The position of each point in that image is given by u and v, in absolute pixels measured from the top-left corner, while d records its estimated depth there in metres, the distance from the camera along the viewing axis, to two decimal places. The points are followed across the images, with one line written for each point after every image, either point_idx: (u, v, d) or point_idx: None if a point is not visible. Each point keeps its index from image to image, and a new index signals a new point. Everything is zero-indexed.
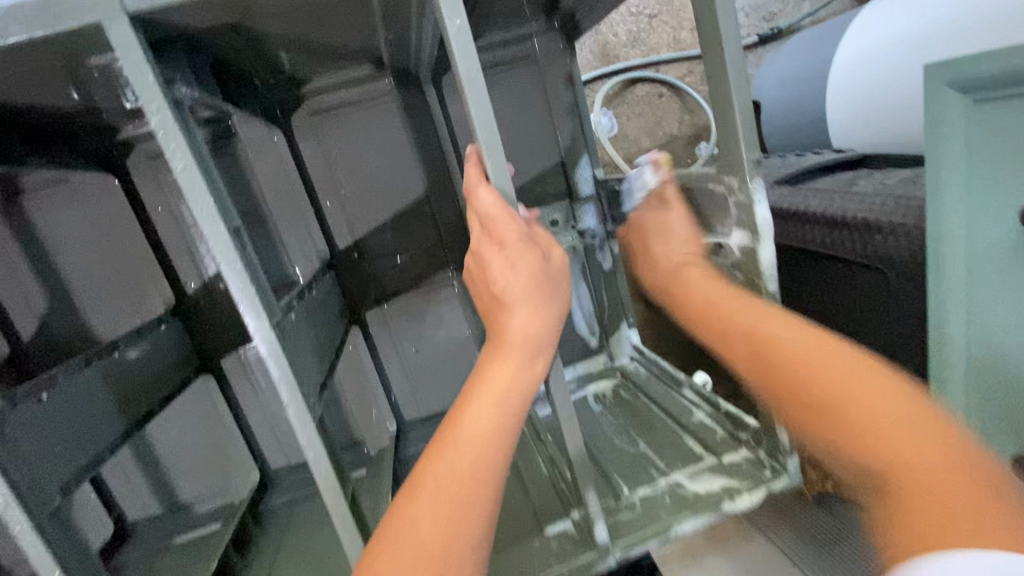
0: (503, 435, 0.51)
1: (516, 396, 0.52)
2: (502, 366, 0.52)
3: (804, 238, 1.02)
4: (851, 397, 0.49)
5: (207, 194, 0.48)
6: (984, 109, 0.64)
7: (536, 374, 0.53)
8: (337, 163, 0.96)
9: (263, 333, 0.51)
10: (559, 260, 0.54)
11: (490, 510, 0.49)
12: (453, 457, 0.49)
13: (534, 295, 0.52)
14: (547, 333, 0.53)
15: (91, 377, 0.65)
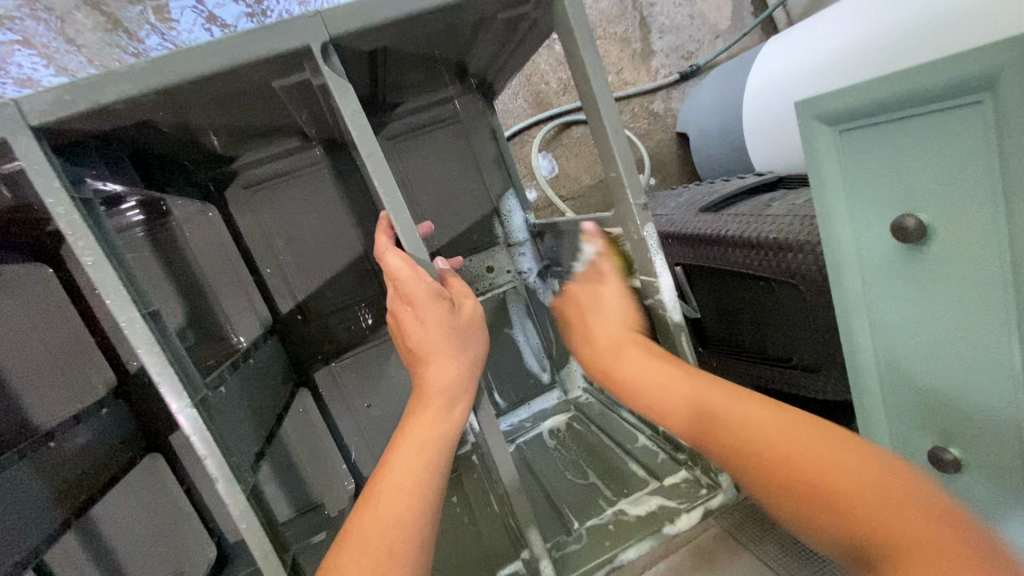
0: (430, 483, 0.53)
1: (438, 445, 0.55)
2: (424, 417, 0.55)
3: (728, 260, 1.08)
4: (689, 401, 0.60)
5: (119, 285, 0.50)
6: (849, 137, 0.64)
7: (455, 422, 0.56)
8: (274, 231, 0.99)
9: (184, 411, 0.53)
10: (474, 312, 0.58)
11: (420, 557, 0.51)
12: (377, 509, 0.51)
13: (448, 347, 0.56)
14: (464, 381, 0.57)
15: (23, 473, 0.68)
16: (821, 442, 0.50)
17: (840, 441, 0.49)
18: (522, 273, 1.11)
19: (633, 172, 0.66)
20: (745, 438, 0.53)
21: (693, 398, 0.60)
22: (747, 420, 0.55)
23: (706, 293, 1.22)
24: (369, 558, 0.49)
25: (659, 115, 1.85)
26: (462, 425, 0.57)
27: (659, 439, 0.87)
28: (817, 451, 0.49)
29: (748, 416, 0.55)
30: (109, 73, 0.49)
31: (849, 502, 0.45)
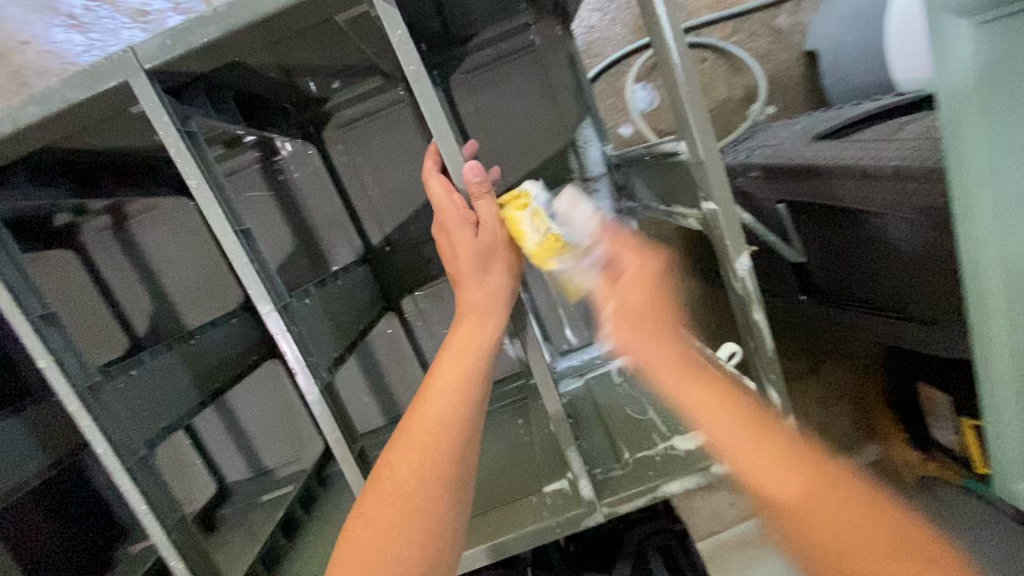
0: (467, 392, 0.58)
1: (477, 357, 0.59)
2: (462, 332, 0.59)
3: (838, 196, 0.94)
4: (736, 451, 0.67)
5: (217, 205, 0.60)
6: (998, 31, 0.46)
7: (492, 336, 0.59)
8: (364, 169, 1.08)
9: (271, 313, 0.62)
10: (496, 241, 0.58)
11: (460, 450, 0.57)
12: (423, 413, 0.58)
13: (477, 271, 0.59)
14: (500, 298, 0.59)
15: (170, 357, 0.82)
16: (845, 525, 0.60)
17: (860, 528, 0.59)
18: (598, 210, 1.09)
19: (694, 88, 0.59)
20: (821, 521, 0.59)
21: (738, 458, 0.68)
22: (750, 456, 0.65)
23: (811, 234, 1.08)
24: (417, 447, 0.57)
25: (785, 32, 1.60)
26: (499, 339, 0.60)
27: (725, 381, 0.83)
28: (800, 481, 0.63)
29: (764, 473, 0.64)
30: (198, 17, 0.56)
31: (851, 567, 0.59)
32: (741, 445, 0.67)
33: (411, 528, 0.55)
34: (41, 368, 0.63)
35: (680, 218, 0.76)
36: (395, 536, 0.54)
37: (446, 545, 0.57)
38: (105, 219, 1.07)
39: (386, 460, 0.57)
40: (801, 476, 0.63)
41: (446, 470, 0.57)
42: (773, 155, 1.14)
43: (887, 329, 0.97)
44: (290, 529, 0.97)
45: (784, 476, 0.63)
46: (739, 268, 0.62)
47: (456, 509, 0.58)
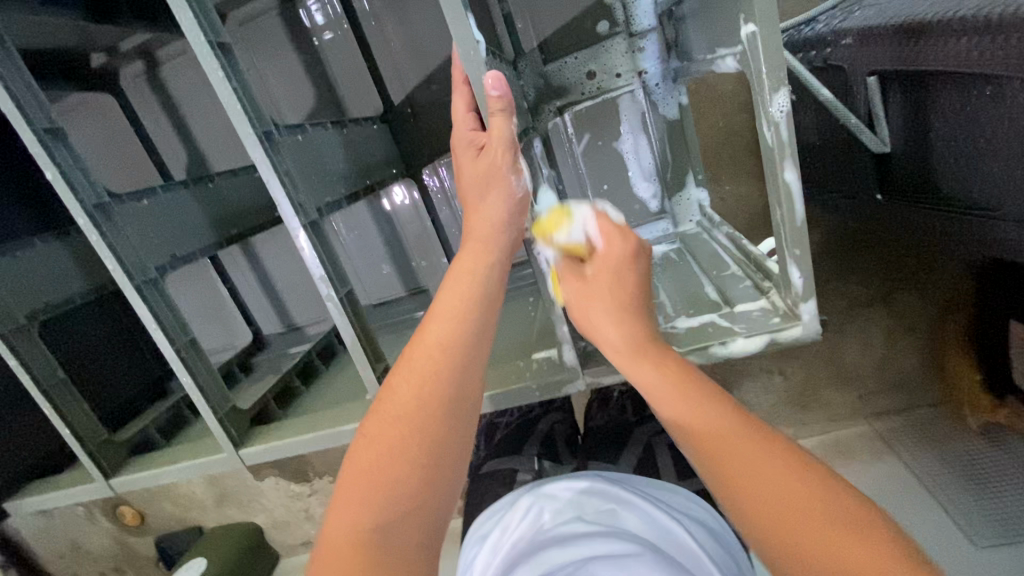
0: (467, 323, 0.56)
1: (481, 286, 0.58)
2: (465, 261, 0.59)
3: (947, 59, 0.75)
4: (711, 428, 0.44)
5: (187, 9, 0.56)
6: None
7: (500, 254, 0.59)
8: (387, 20, 1.01)
9: (249, 138, 0.60)
10: (504, 161, 0.57)
11: (461, 371, 0.55)
12: (424, 334, 0.57)
13: (478, 198, 0.60)
14: (510, 213, 0.59)
15: (186, 194, 0.84)
16: (789, 476, 0.40)
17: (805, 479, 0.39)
18: (643, 73, 0.94)
19: None
20: (778, 513, 0.38)
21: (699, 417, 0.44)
22: (700, 432, 0.44)
23: (904, 117, 0.89)
24: (419, 371, 0.54)
25: None
26: (501, 269, 0.60)
27: (749, 267, 0.75)
28: (788, 486, 0.39)
29: (731, 455, 0.42)
30: None
31: (797, 542, 0.37)
32: (727, 446, 0.42)
33: (415, 445, 0.51)
34: (50, 181, 0.65)
35: (722, 61, 0.63)
36: (397, 453, 0.50)
37: (451, 454, 0.52)
38: (139, 64, 1.08)
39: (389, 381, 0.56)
40: (777, 469, 0.40)
41: (447, 395, 0.54)
42: (872, 15, 0.92)
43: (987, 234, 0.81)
44: (306, 376, 1.03)
45: (740, 459, 0.41)
46: (773, 110, 0.50)
47: (460, 438, 0.54)
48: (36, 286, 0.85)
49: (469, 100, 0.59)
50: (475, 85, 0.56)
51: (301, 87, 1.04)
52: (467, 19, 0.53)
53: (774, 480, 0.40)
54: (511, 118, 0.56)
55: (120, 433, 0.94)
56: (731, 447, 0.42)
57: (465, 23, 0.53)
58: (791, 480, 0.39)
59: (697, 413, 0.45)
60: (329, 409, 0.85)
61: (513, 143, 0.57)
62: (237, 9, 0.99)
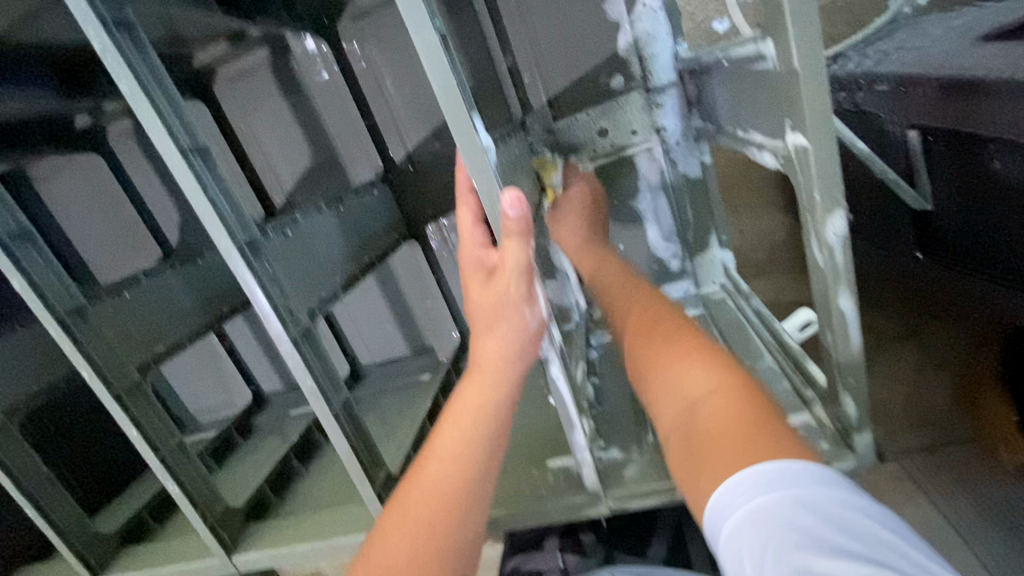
0: (468, 468, 0.51)
1: (486, 426, 0.51)
2: (467, 394, 0.53)
3: (1000, 123, 0.68)
4: (663, 345, 0.52)
5: (155, 117, 0.49)
6: None
7: (508, 391, 0.52)
8: (384, 73, 0.94)
9: (230, 253, 0.53)
10: (513, 290, 0.50)
11: (462, 522, 0.50)
12: (422, 476, 0.51)
13: (486, 327, 0.52)
14: (521, 346, 0.52)
15: (172, 278, 0.78)
16: (723, 385, 0.45)
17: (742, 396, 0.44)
18: (661, 129, 0.86)
19: None
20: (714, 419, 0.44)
21: (656, 335, 0.53)
22: (643, 336, 0.54)
23: (948, 175, 0.82)
24: (413, 521, 0.49)
25: None
26: (510, 405, 0.53)
27: (786, 362, 0.68)
28: (711, 388, 0.46)
29: (665, 363, 0.50)
30: None
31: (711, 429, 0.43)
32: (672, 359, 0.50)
33: None
34: (17, 290, 0.60)
35: (756, 149, 0.57)
36: None
37: None
38: (128, 121, 1.03)
39: (381, 525, 0.51)
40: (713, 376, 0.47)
41: (444, 548, 0.49)
42: (913, 61, 0.84)
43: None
44: (304, 453, 0.98)
45: (679, 366, 0.49)
46: (827, 234, 0.44)
47: None
48: (17, 376, 0.79)
49: (476, 211, 0.55)
50: (483, 199, 0.49)
51: (294, 143, 0.99)
52: (474, 131, 0.47)
53: (703, 387, 0.46)
54: (524, 241, 0.49)
55: (110, 524, 0.88)
56: (670, 359, 0.50)
57: (470, 134, 0.46)
58: (725, 389, 0.45)
59: (653, 329, 0.54)
60: (330, 508, 0.79)
61: (526, 270, 0.50)
62: (225, 66, 0.93)
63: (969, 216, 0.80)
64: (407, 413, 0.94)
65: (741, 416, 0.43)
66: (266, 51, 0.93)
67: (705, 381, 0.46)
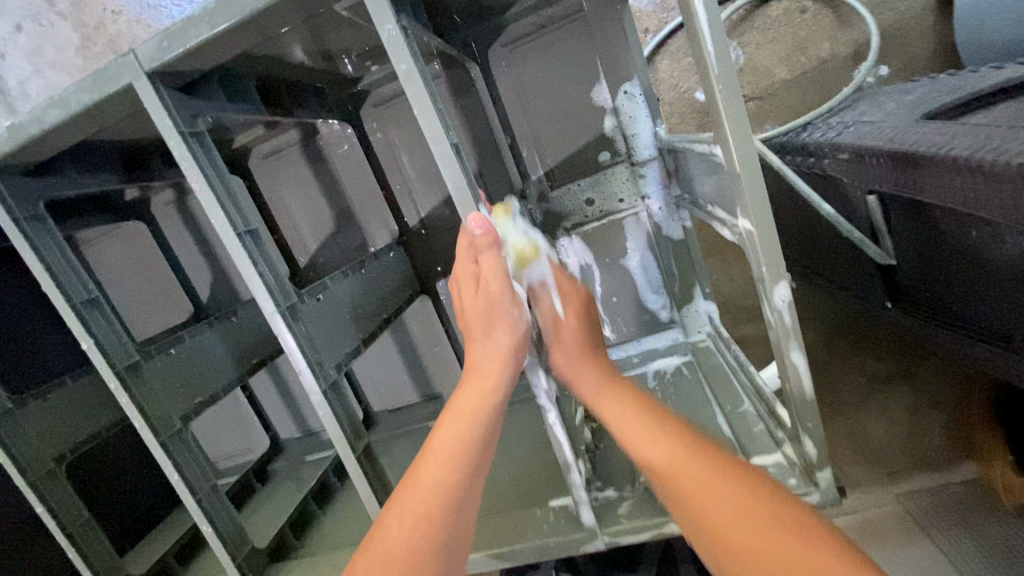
0: (464, 463, 0.58)
1: (483, 416, 0.60)
2: (467, 392, 0.60)
3: (943, 194, 0.78)
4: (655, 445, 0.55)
5: (218, 207, 0.60)
6: None
7: (500, 392, 0.60)
8: (400, 149, 1.06)
9: (275, 316, 0.63)
10: (503, 296, 0.58)
11: (455, 516, 0.56)
12: (422, 474, 0.58)
13: (485, 329, 0.60)
14: (512, 349, 0.60)
15: (210, 334, 0.88)
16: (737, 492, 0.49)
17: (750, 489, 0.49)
18: (646, 197, 0.97)
19: (731, 83, 0.48)
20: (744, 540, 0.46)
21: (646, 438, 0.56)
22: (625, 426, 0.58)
23: (906, 235, 0.91)
24: (412, 515, 0.55)
25: None
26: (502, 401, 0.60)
27: (761, 405, 0.75)
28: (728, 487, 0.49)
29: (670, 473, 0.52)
30: (190, 16, 0.55)
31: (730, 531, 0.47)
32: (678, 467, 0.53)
33: None
34: (84, 349, 0.69)
35: (719, 224, 0.66)
36: None
37: None
38: (170, 193, 1.15)
39: (381, 521, 0.56)
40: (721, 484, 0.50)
41: (441, 542, 0.55)
42: (866, 134, 0.95)
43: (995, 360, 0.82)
44: (321, 498, 1.04)
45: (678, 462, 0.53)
46: (775, 300, 0.52)
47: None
48: (67, 424, 0.87)
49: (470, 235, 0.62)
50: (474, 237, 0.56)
51: (320, 211, 1.10)
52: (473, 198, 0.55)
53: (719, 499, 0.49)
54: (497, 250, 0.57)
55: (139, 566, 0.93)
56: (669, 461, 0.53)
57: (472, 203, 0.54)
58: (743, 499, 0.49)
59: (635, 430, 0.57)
60: (348, 548, 0.85)
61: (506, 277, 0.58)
62: (261, 145, 1.06)
63: (928, 270, 0.89)
64: None
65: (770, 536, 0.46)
66: (297, 132, 1.06)
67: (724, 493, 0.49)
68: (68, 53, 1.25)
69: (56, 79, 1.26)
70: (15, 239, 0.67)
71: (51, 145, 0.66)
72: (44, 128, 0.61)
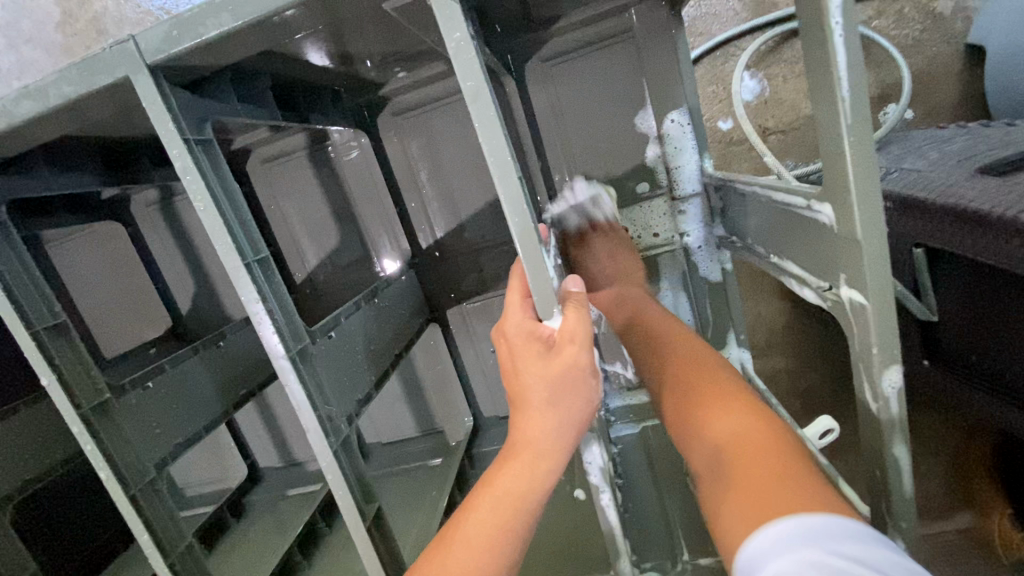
0: (498, 557, 0.48)
1: (526, 502, 0.50)
2: (507, 472, 0.50)
3: (1004, 255, 0.71)
4: (711, 415, 0.47)
5: (225, 232, 0.50)
6: None
7: (549, 476, 0.50)
8: (417, 164, 0.97)
9: (285, 364, 0.53)
10: (580, 366, 0.48)
11: None
12: (444, 564, 0.48)
13: (548, 402, 0.49)
14: (571, 427, 0.50)
15: (193, 363, 0.77)
16: (765, 436, 0.43)
17: (780, 445, 0.42)
18: (685, 234, 0.91)
19: (861, 135, 0.41)
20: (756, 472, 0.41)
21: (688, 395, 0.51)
22: (676, 400, 0.52)
23: (951, 290, 0.85)
24: None
25: (944, 17, 1.11)
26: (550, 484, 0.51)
27: None
28: (756, 437, 0.44)
29: (713, 420, 0.47)
30: (210, 4, 0.45)
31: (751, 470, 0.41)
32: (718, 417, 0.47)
33: None
34: (44, 387, 0.58)
35: (794, 281, 0.60)
36: None
37: None
38: (153, 192, 1.03)
39: None
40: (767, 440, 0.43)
41: None
42: (915, 183, 0.90)
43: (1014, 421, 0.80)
44: (307, 545, 0.94)
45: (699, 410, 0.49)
46: (883, 384, 0.46)
47: None
48: (16, 461, 0.75)
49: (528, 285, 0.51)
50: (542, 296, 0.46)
51: (323, 224, 1.00)
52: (553, 293, 0.47)
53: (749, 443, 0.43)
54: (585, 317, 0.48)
55: None
56: (716, 413, 0.47)
57: (552, 302, 0.47)
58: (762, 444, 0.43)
59: (707, 371, 0.52)
60: None
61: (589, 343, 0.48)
62: (261, 148, 0.95)
63: (976, 331, 0.83)
64: (421, 506, 0.92)
65: (773, 469, 0.41)
66: (305, 136, 0.96)
67: (733, 424, 0.45)
68: (39, 26, 1.11)
69: (27, 56, 1.13)
70: None
71: (20, 141, 0.55)
72: (14, 123, 0.50)
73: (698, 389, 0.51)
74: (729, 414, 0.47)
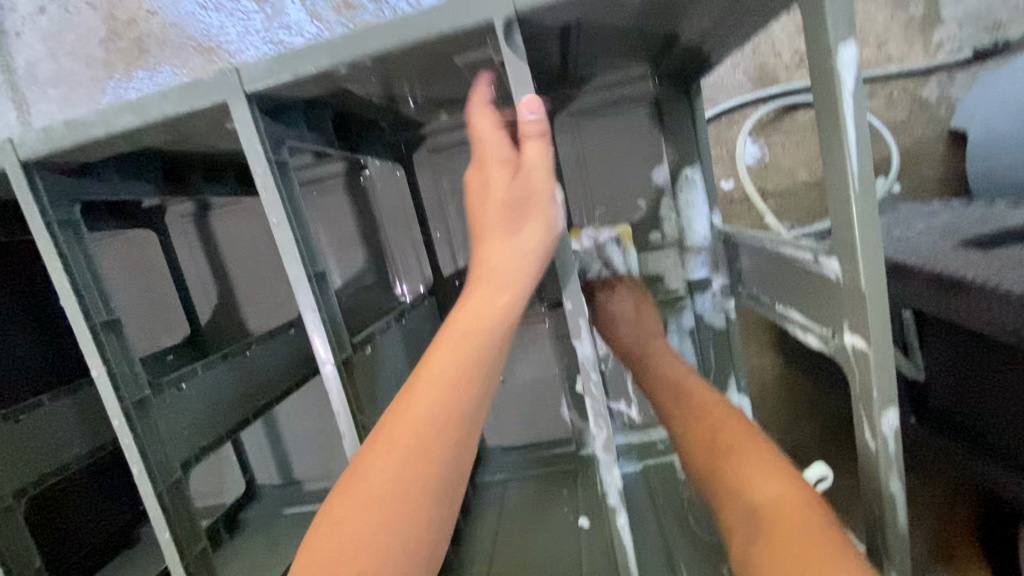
0: (456, 396, 0.55)
1: (483, 335, 0.56)
2: (461, 322, 0.57)
3: (992, 324, 0.76)
4: (757, 486, 0.55)
5: (294, 244, 0.55)
6: None
7: (501, 315, 0.57)
8: (446, 198, 1.04)
9: (331, 370, 0.57)
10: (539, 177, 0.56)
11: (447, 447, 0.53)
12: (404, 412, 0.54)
13: (504, 226, 0.57)
14: (520, 272, 0.57)
15: (223, 369, 0.80)
16: (792, 501, 0.52)
17: (809, 512, 0.51)
18: (693, 282, 0.97)
19: (865, 201, 0.47)
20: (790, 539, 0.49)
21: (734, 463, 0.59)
22: (742, 471, 0.58)
23: (941, 352, 0.90)
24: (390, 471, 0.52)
25: (928, 104, 1.21)
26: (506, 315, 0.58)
27: None
28: (792, 514, 0.51)
29: (753, 486, 0.55)
30: (309, 46, 0.51)
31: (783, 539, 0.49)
32: (764, 485, 0.55)
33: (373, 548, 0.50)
34: (93, 378, 0.61)
35: (798, 328, 0.65)
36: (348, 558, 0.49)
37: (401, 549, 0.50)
38: (190, 206, 1.08)
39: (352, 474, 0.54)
40: (799, 511, 0.51)
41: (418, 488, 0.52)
42: (905, 250, 0.98)
43: (993, 476, 0.84)
44: None
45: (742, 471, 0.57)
46: (883, 425, 0.51)
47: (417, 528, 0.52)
48: (37, 453, 0.76)
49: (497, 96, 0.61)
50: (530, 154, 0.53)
51: (350, 248, 1.05)
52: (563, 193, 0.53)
53: (778, 503, 0.53)
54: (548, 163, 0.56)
55: None
56: (759, 480, 0.56)
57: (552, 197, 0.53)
58: (789, 503, 0.52)
59: (741, 445, 0.61)
60: None
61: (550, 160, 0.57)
62: None
63: (964, 392, 0.87)
64: None
65: (807, 532, 0.49)
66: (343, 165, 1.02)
67: (772, 489, 0.54)
68: (84, 41, 1.16)
69: (70, 64, 1.17)
70: (43, 246, 0.59)
71: (108, 149, 0.60)
72: (114, 133, 0.56)
73: (745, 454, 0.59)
74: (764, 480, 0.56)
